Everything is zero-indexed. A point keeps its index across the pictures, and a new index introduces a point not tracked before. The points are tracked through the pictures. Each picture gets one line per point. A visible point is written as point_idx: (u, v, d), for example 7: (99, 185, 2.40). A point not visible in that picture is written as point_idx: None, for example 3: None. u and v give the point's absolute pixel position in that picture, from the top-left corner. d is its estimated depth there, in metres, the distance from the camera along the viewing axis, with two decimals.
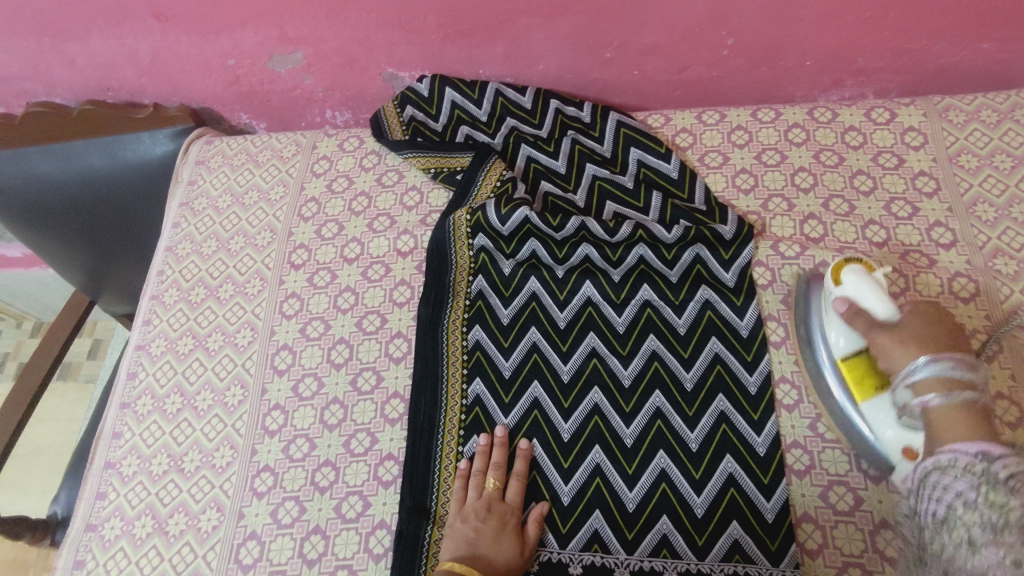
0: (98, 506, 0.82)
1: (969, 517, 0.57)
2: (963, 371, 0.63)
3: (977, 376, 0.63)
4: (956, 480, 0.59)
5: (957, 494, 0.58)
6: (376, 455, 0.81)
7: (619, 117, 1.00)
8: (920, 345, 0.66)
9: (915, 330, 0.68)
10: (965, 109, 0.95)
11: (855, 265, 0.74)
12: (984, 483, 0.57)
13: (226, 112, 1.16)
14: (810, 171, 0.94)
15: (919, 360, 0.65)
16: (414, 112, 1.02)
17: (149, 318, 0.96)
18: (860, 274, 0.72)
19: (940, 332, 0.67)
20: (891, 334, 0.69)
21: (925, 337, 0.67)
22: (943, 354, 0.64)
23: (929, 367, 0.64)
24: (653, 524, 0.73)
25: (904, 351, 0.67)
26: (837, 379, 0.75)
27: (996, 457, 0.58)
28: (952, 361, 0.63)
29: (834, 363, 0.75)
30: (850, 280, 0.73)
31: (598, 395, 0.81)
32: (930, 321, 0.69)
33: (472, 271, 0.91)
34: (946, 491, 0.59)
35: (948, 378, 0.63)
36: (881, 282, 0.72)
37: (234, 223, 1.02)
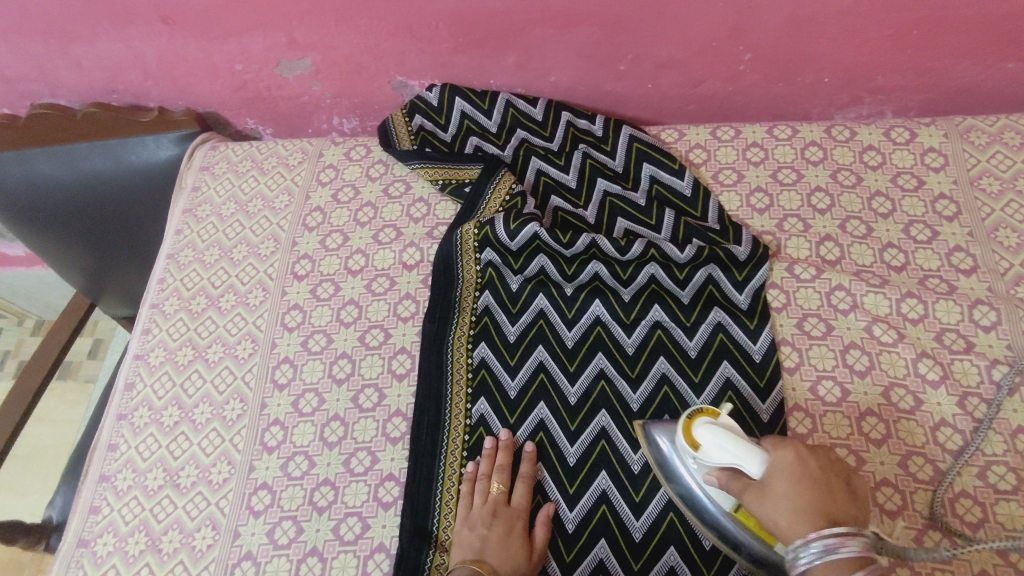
0: (91, 520, 0.80)
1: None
2: (843, 546, 0.53)
3: (860, 542, 0.53)
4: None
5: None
6: (376, 475, 0.78)
7: (632, 132, 0.98)
8: (792, 517, 0.56)
9: (782, 497, 0.57)
10: (988, 130, 0.92)
11: (700, 419, 0.65)
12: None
13: (232, 117, 1.14)
14: (827, 191, 0.92)
15: (798, 542, 0.54)
16: (423, 121, 1.00)
17: (149, 326, 0.95)
18: (709, 429, 0.63)
19: (801, 489, 0.57)
20: (762, 502, 0.58)
21: (793, 503, 0.56)
22: (817, 530, 0.54)
23: (810, 551, 0.53)
24: (660, 555, 0.71)
25: (783, 522, 0.56)
26: (741, 529, 0.64)
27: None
28: (828, 537, 0.53)
29: (731, 515, 0.65)
30: (706, 439, 0.63)
31: (606, 419, 0.79)
32: (786, 477, 0.57)
33: (478, 286, 0.89)
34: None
35: (833, 561, 0.53)
36: (732, 427, 0.63)
37: (238, 231, 1.00)
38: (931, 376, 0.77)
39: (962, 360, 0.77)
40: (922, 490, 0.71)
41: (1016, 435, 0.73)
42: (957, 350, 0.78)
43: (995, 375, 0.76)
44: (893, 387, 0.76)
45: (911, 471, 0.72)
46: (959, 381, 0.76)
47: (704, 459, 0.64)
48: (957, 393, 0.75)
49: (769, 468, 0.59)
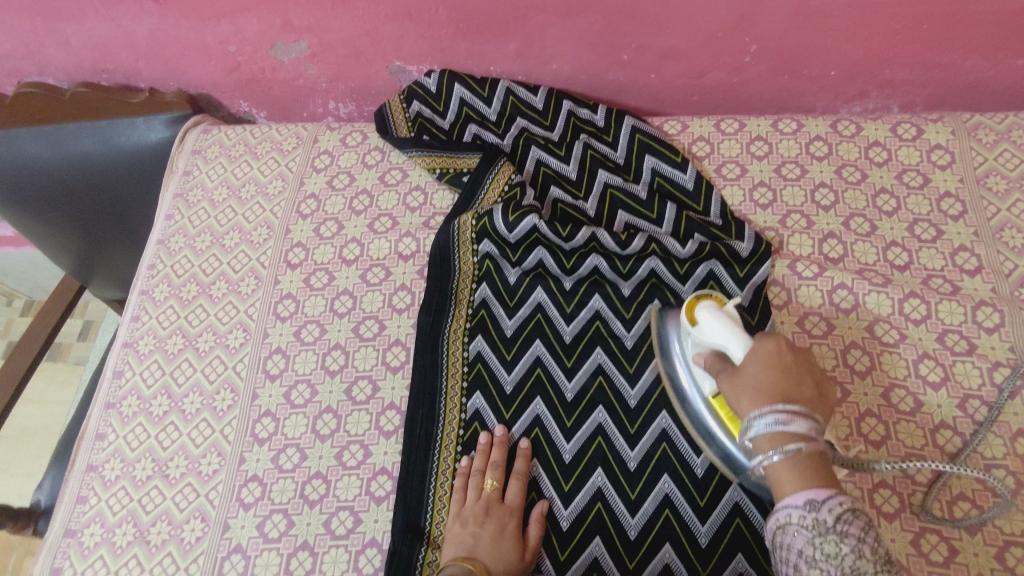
0: (78, 510, 0.79)
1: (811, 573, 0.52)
2: (791, 421, 0.56)
3: (809, 422, 0.56)
4: (794, 535, 0.54)
5: (798, 550, 0.53)
6: (369, 469, 0.77)
7: (634, 123, 0.96)
8: (752, 394, 0.59)
9: (748, 377, 0.60)
10: (996, 127, 0.91)
11: (706, 301, 0.68)
12: (818, 534, 0.52)
13: (225, 99, 1.12)
14: (831, 187, 0.90)
15: (752, 413, 0.58)
16: (421, 107, 0.98)
17: (138, 314, 0.93)
18: (709, 311, 0.67)
19: (767, 372, 0.60)
20: (732, 381, 0.62)
21: (756, 380, 0.60)
22: (772, 404, 0.57)
23: (759, 421, 0.57)
24: (655, 553, 0.70)
25: (744, 400, 0.60)
26: (711, 415, 0.68)
27: (826, 503, 0.53)
28: (779, 411, 0.57)
29: (706, 400, 0.69)
30: (703, 319, 0.67)
31: (602, 415, 0.78)
32: (758, 361, 0.61)
33: (475, 278, 0.87)
34: (789, 547, 0.54)
35: (778, 433, 0.56)
36: (731, 315, 0.66)
37: (230, 217, 0.98)
38: (931, 378, 0.76)
39: (963, 361, 0.76)
40: (920, 492, 0.70)
41: (1016, 439, 0.72)
42: (960, 351, 0.77)
43: (996, 378, 0.75)
44: (893, 388, 0.76)
45: (909, 472, 0.71)
46: (960, 383, 0.75)
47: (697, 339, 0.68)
48: (957, 395, 0.75)
49: (749, 352, 0.62)
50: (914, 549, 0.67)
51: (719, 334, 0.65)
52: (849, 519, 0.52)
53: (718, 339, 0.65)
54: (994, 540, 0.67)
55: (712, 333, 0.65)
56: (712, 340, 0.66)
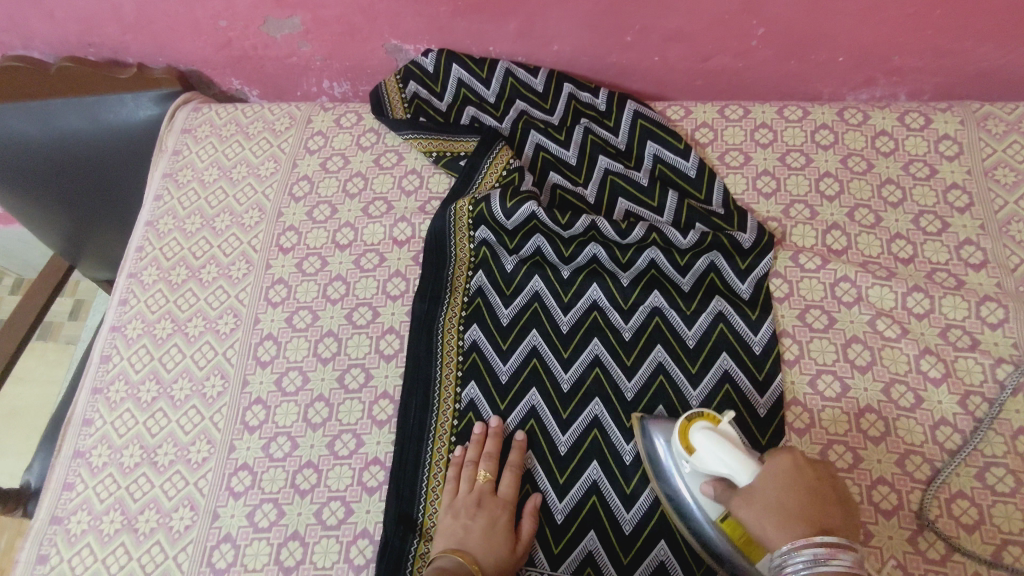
0: (65, 497, 0.78)
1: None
2: (832, 557, 0.51)
3: (850, 557, 0.51)
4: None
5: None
6: (361, 458, 0.76)
7: (637, 108, 0.93)
8: (778, 526, 0.54)
9: (767, 507, 0.56)
10: (1005, 118, 0.89)
11: (699, 422, 0.64)
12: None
13: (216, 76, 1.08)
14: (836, 177, 0.88)
15: (785, 549, 0.53)
16: (418, 88, 0.95)
17: (126, 297, 0.91)
18: (705, 432, 0.62)
19: (787, 499, 0.55)
20: (751, 510, 0.57)
21: (778, 511, 0.55)
22: (806, 538, 0.52)
23: (796, 560, 0.52)
24: (650, 548, 0.69)
25: (768, 533, 0.55)
26: (722, 541, 0.63)
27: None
28: (816, 546, 0.51)
29: (714, 524, 0.63)
30: (700, 441, 0.62)
31: (599, 408, 0.76)
32: (775, 487, 0.56)
33: (471, 266, 0.86)
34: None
35: (821, 572, 0.51)
36: (730, 435, 0.62)
37: (221, 199, 0.96)
38: (933, 374, 0.74)
39: (966, 358, 0.75)
40: (918, 489, 0.69)
41: (1017, 437, 0.71)
42: (962, 347, 0.76)
43: (999, 374, 0.74)
44: (894, 384, 0.74)
45: (908, 470, 0.70)
46: (961, 379, 0.74)
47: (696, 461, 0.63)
48: (958, 392, 0.73)
49: (760, 478, 0.58)
50: (911, 547, 0.67)
51: (722, 460, 0.60)
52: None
53: (722, 466, 0.60)
54: (992, 538, 0.66)
55: (712, 460, 0.61)
56: (714, 468, 0.61)
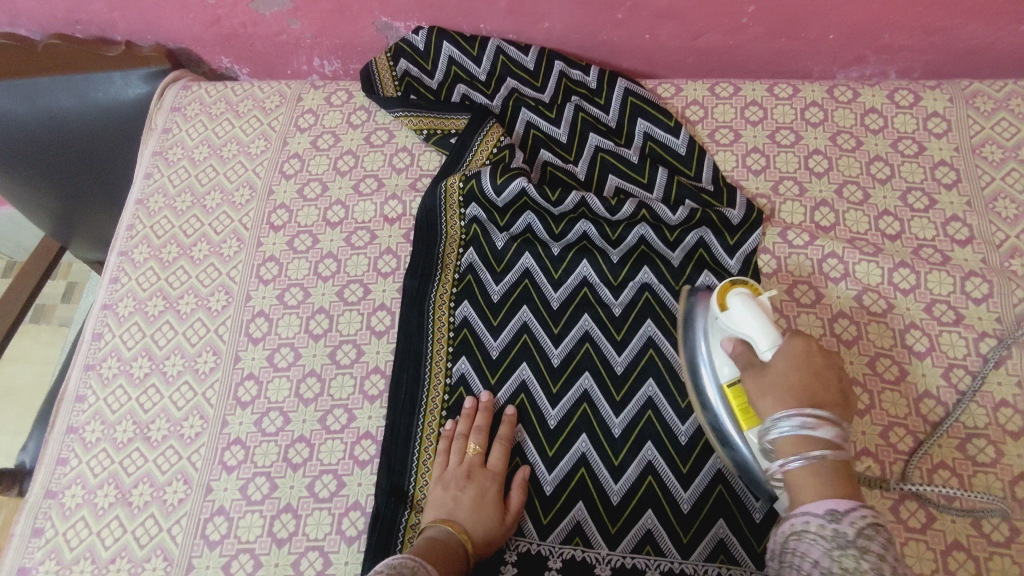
0: (59, 472, 0.78)
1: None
2: (818, 425, 0.55)
3: (835, 429, 0.55)
4: (809, 544, 0.52)
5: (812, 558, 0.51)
6: (352, 433, 0.77)
7: (627, 85, 0.93)
8: (777, 392, 0.58)
9: (771, 377, 0.59)
10: (994, 95, 0.89)
11: (741, 288, 0.65)
12: (836, 546, 0.50)
13: (206, 55, 1.08)
14: (825, 154, 0.89)
15: (776, 412, 0.57)
16: (409, 66, 0.95)
17: (118, 275, 0.91)
18: (745, 298, 0.63)
19: (795, 374, 0.58)
20: (758, 377, 0.60)
21: (782, 380, 0.58)
22: (800, 406, 0.56)
23: (783, 421, 0.56)
24: (638, 518, 0.70)
25: (765, 397, 0.59)
26: (723, 405, 0.65)
27: (847, 514, 0.51)
28: (807, 414, 0.56)
29: (720, 388, 0.66)
30: (737, 306, 0.63)
31: (588, 381, 0.77)
32: (787, 361, 0.59)
33: (463, 243, 0.86)
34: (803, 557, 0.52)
35: (802, 435, 0.56)
36: (767, 308, 0.63)
37: (211, 177, 0.96)
38: (917, 348, 0.76)
39: (950, 332, 0.76)
40: (901, 460, 0.70)
41: (999, 409, 0.72)
42: (947, 322, 0.76)
43: (983, 348, 0.75)
44: (879, 358, 0.75)
45: (892, 441, 0.71)
46: (945, 353, 0.75)
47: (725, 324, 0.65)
48: (942, 365, 0.74)
49: (780, 349, 0.60)
50: (893, 515, 0.68)
51: (751, 327, 0.62)
52: (871, 533, 0.50)
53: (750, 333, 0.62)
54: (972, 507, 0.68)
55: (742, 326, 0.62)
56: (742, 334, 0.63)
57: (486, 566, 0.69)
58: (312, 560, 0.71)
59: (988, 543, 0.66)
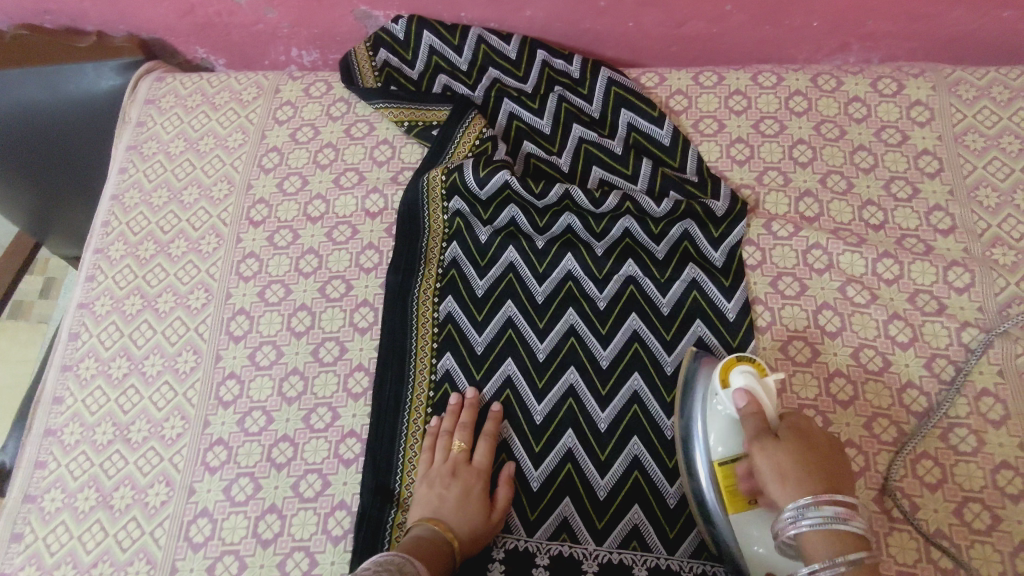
0: (37, 476, 0.77)
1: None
2: (848, 519, 0.52)
3: (863, 524, 0.52)
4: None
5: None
6: (337, 431, 0.76)
7: (610, 75, 0.92)
8: (797, 480, 0.55)
9: (789, 460, 0.56)
10: (976, 83, 0.89)
11: (746, 365, 0.63)
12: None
13: (180, 45, 1.05)
14: (809, 144, 0.88)
15: (799, 501, 0.53)
16: (388, 56, 0.94)
17: (93, 273, 0.89)
18: (749, 379, 0.61)
19: (810, 459, 0.56)
20: (773, 461, 0.56)
21: (799, 466, 0.55)
22: (828, 497, 0.52)
23: (811, 513, 0.52)
24: (624, 513, 0.70)
25: (784, 485, 0.55)
26: (709, 481, 0.64)
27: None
28: (835, 505, 0.52)
29: (710, 465, 0.64)
30: (744, 386, 0.61)
31: (574, 376, 0.77)
32: (800, 445, 0.57)
33: (446, 237, 0.85)
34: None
35: (832, 530, 0.51)
36: (772, 390, 0.61)
37: (188, 171, 0.94)
38: (901, 338, 0.76)
39: (933, 322, 0.76)
40: (885, 451, 0.71)
41: (980, 398, 0.72)
42: (929, 312, 0.77)
43: (965, 338, 0.75)
44: (862, 349, 0.76)
45: (876, 432, 0.72)
46: (928, 343, 0.75)
47: (725, 402, 0.63)
48: (925, 355, 0.75)
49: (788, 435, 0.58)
50: (877, 506, 0.69)
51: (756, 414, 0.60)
52: None
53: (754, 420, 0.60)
54: (954, 496, 0.68)
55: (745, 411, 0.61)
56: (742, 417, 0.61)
57: (473, 563, 0.69)
58: (298, 560, 0.70)
59: (969, 531, 0.67)
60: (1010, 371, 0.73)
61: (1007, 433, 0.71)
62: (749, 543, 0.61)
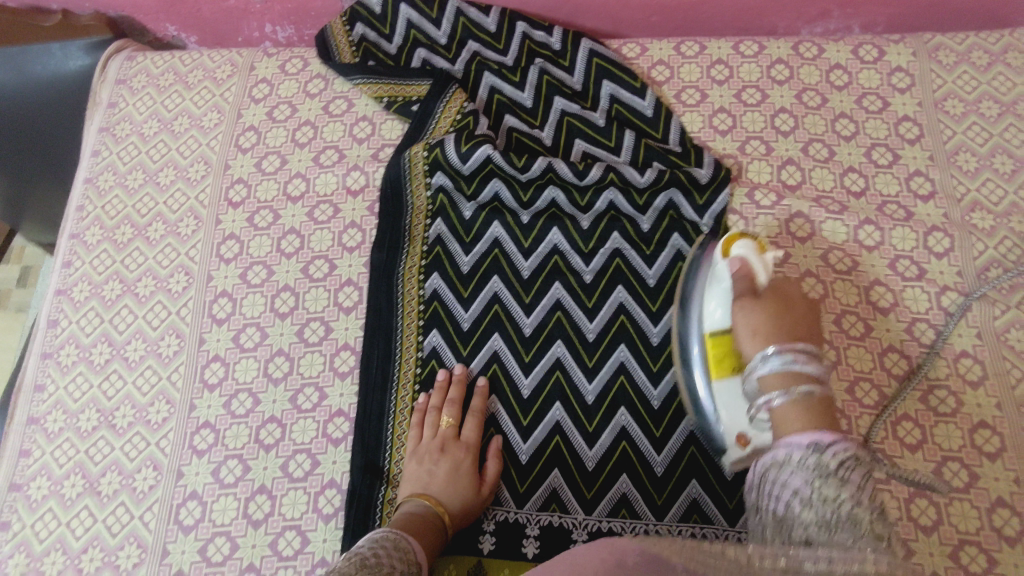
0: (22, 464, 0.76)
1: (804, 513, 0.47)
2: (807, 363, 0.55)
3: (821, 369, 0.55)
4: (792, 474, 0.50)
5: (792, 489, 0.49)
6: (325, 411, 0.76)
7: (591, 46, 0.91)
8: (766, 335, 0.59)
9: (763, 319, 0.60)
10: (956, 48, 0.89)
11: (747, 240, 0.66)
12: (818, 476, 0.48)
13: (149, 22, 1.03)
14: (791, 113, 0.88)
15: (765, 351, 0.57)
16: (365, 31, 0.92)
17: (70, 259, 0.87)
18: (748, 252, 0.65)
19: (783, 321, 0.59)
20: (752, 317, 0.60)
21: (770, 324, 0.59)
22: (788, 343, 0.56)
23: (773, 358, 0.55)
24: (613, 483, 0.71)
25: (755, 340, 0.59)
26: (699, 352, 0.66)
27: (831, 445, 0.50)
28: (796, 352, 0.55)
29: (701, 335, 0.66)
30: (739, 256, 0.64)
31: (561, 350, 0.77)
32: (777, 308, 0.60)
33: (429, 214, 0.84)
34: (783, 489, 0.50)
35: (790, 372, 0.55)
36: (767, 267, 0.65)
37: (163, 152, 0.92)
38: (882, 304, 0.77)
39: (913, 287, 0.77)
40: (867, 414, 0.72)
41: (960, 360, 0.74)
42: (910, 277, 0.78)
43: (945, 302, 0.76)
44: (845, 315, 0.76)
45: (858, 396, 0.73)
46: (909, 307, 0.76)
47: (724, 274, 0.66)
48: (906, 320, 0.76)
49: (771, 301, 0.61)
50: None
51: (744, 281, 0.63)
52: (851, 465, 0.49)
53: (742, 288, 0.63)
54: (933, 456, 0.70)
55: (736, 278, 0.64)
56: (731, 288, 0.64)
57: (465, 536, 0.70)
58: (290, 539, 0.70)
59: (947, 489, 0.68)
60: (988, 333, 0.74)
61: (985, 393, 0.72)
62: (724, 410, 0.63)
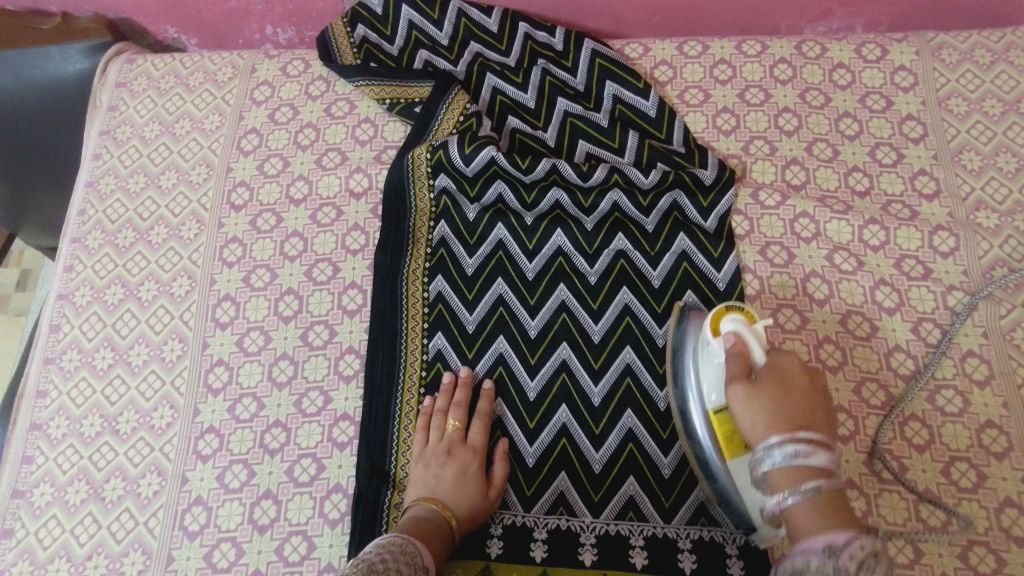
0: (25, 471, 0.76)
1: None
2: (810, 455, 0.54)
3: (829, 458, 0.54)
4: None
5: None
6: (330, 415, 0.76)
7: (594, 47, 0.91)
8: (768, 424, 0.56)
9: (763, 403, 0.57)
10: (959, 47, 0.89)
11: (735, 313, 0.63)
12: None
13: (149, 24, 1.02)
14: (795, 112, 0.88)
15: (768, 442, 0.55)
16: (366, 32, 0.91)
17: (72, 263, 0.87)
18: (739, 324, 0.62)
19: (783, 403, 0.57)
20: (749, 400, 0.58)
21: (771, 410, 0.57)
22: (789, 435, 0.55)
23: (776, 451, 0.54)
24: (620, 486, 0.71)
25: (755, 432, 0.57)
26: (706, 431, 0.64)
27: (847, 547, 0.50)
28: (799, 443, 0.54)
29: (705, 413, 0.64)
30: (730, 332, 0.62)
31: (566, 352, 0.77)
32: (775, 385, 0.58)
33: (432, 215, 0.84)
34: None
35: (796, 467, 0.54)
36: (761, 337, 0.62)
37: (164, 156, 0.92)
38: (888, 304, 0.77)
39: (919, 287, 0.77)
40: (874, 415, 0.72)
41: (966, 359, 0.74)
42: (916, 277, 0.77)
43: (951, 302, 0.76)
44: (851, 315, 0.76)
45: (865, 397, 0.73)
46: (915, 307, 0.76)
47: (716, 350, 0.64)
48: (912, 319, 0.76)
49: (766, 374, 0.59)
50: (867, 469, 0.70)
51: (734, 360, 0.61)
52: (872, 566, 0.49)
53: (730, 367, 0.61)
54: (941, 456, 0.70)
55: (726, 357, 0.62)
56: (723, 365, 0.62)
57: (472, 539, 0.70)
58: (296, 544, 0.70)
59: (956, 490, 0.68)
60: (995, 333, 0.74)
61: (992, 392, 0.72)
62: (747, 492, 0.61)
